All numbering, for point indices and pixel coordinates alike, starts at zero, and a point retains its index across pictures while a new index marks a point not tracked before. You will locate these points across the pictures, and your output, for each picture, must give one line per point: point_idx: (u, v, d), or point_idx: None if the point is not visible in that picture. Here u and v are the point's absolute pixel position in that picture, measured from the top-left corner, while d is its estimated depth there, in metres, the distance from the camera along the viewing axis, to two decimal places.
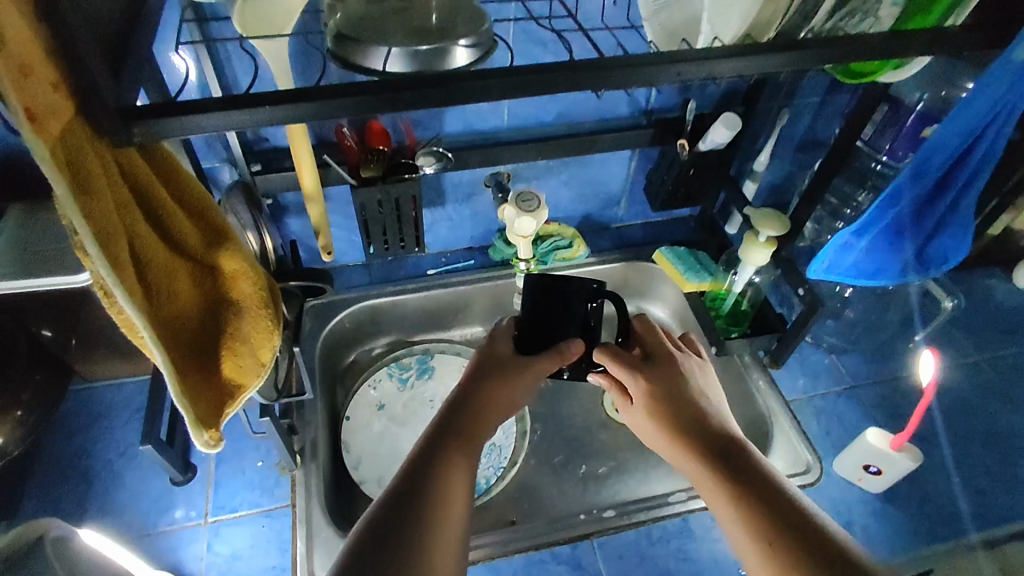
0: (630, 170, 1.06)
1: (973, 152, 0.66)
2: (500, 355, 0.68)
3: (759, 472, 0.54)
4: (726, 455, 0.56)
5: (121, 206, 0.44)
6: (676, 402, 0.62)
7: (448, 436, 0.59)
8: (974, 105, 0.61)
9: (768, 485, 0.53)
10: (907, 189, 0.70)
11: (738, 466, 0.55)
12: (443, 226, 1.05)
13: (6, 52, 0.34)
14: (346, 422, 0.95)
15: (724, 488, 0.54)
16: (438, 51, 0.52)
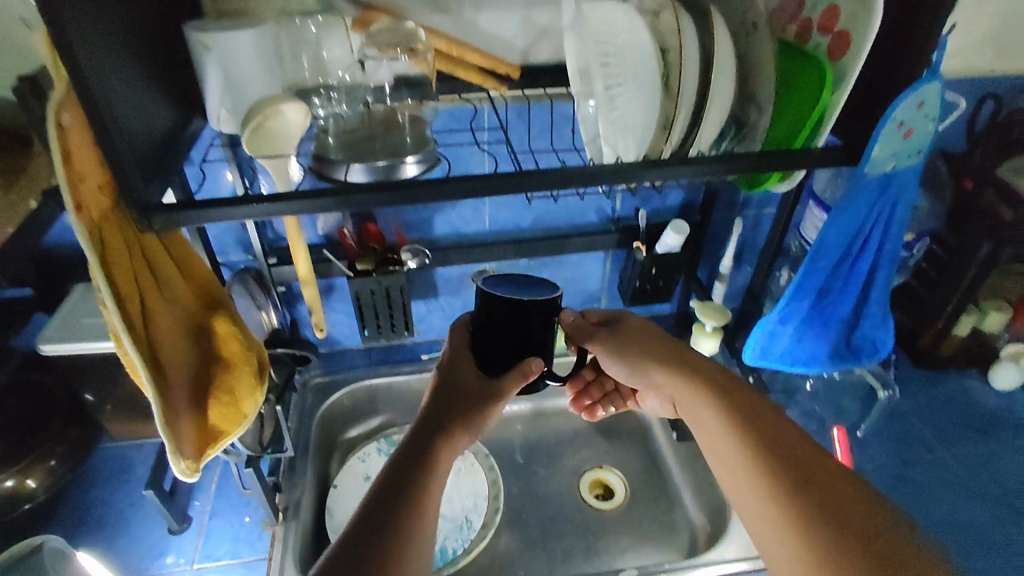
0: (605, 270, 1.18)
1: (862, 248, 0.76)
2: (464, 383, 0.68)
3: (759, 412, 0.64)
4: (731, 399, 0.65)
5: (138, 275, 0.59)
6: (670, 364, 0.71)
7: (450, 411, 0.66)
8: (848, 210, 0.72)
9: (768, 420, 0.63)
10: (812, 282, 0.79)
11: (738, 406, 0.64)
12: (437, 316, 1.18)
13: (68, 166, 0.51)
14: (333, 490, 1.04)
15: (728, 430, 0.63)
16: (392, 165, 0.68)
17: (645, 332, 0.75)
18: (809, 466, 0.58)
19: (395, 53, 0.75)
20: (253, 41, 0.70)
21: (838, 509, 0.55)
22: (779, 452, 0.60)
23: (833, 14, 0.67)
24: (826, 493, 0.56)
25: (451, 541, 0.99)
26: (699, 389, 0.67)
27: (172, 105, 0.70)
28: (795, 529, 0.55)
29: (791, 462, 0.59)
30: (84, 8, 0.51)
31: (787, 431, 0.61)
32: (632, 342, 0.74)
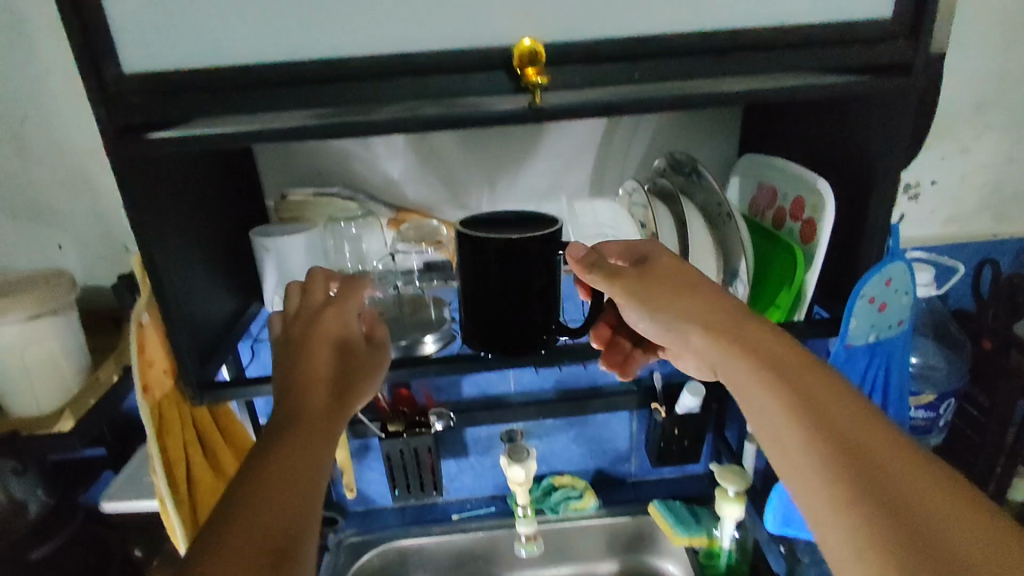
0: (632, 428, 1.20)
1: None
2: (353, 345, 0.66)
3: (817, 387, 0.54)
4: (781, 368, 0.55)
5: (188, 445, 0.68)
6: (716, 318, 0.61)
7: (348, 375, 0.64)
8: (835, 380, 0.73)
9: (830, 397, 0.53)
10: None
11: (791, 377, 0.54)
12: (468, 473, 1.21)
13: (141, 354, 0.63)
14: None
15: (776, 399, 0.54)
16: (410, 345, 0.77)
17: (683, 275, 0.64)
18: (867, 453, 0.49)
19: (423, 245, 0.90)
20: (305, 243, 0.85)
21: (901, 500, 0.46)
22: (835, 428, 0.51)
23: (800, 204, 0.76)
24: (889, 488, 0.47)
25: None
26: (747, 359, 0.57)
27: (234, 295, 0.84)
28: (855, 518, 0.46)
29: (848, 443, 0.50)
30: (172, 231, 0.67)
31: (850, 413, 0.52)
32: (670, 290, 0.64)
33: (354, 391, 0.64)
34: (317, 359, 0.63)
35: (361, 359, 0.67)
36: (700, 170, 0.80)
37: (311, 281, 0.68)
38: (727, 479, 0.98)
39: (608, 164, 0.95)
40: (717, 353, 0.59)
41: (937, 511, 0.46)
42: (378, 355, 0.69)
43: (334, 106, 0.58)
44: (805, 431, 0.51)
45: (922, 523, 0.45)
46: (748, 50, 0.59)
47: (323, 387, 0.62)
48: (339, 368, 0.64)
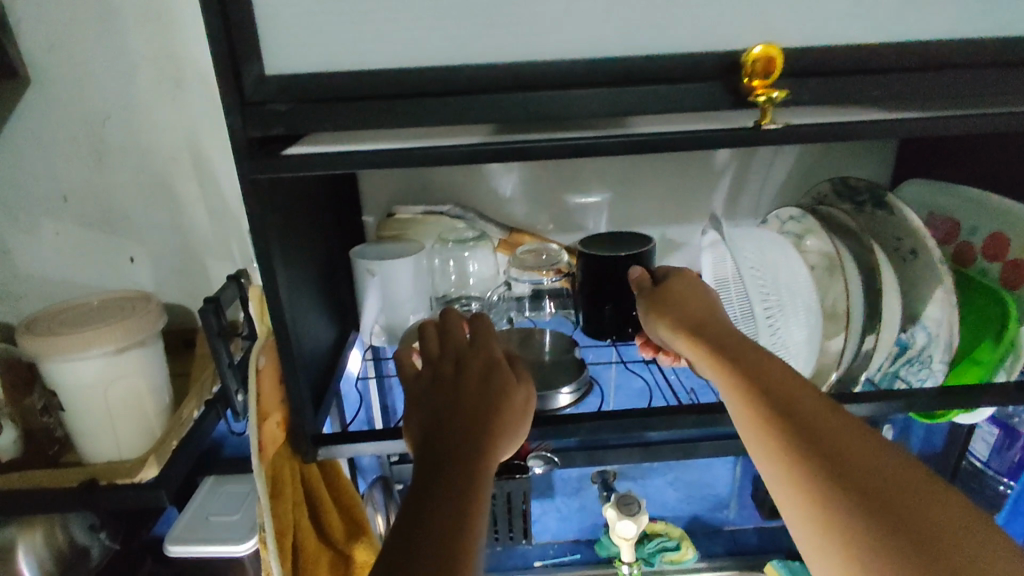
0: (735, 473, 1.09)
1: None
2: (492, 362, 0.58)
3: (774, 369, 0.52)
4: (736, 357, 0.54)
5: (296, 505, 0.59)
6: (697, 316, 0.61)
7: (490, 396, 0.55)
8: None
9: (784, 378, 0.51)
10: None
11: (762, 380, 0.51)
12: (552, 516, 1.10)
13: (257, 405, 0.53)
14: None
15: (729, 390, 0.52)
16: (542, 396, 0.67)
17: (689, 292, 0.64)
18: (819, 430, 0.47)
19: (543, 273, 0.78)
20: (412, 267, 0.75)
21: (846, 470, 0.44)
22: (784, 403, 0.49)
23: (1002, 242, 0.65)
24: (837, 455, 0.45)
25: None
26: (717, 353, 0.55)
27: (334, 326, 0.74)
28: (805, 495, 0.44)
29: (798, 417, 0.48)
30: (291, 260, 0.58)
31: (799, 387, 0.50)
32: (665, 299, 0.64)
33: (490, 422, 0.53)
34: (445, 396, 0.55)
35: (496, 389, 0.56)
36: (887, 198, 0.69)
37: (450, 325, 0.63)
38: None
39: (745, 186, 0.85)
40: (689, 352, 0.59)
41: (890, 476, 0.43)
42: (525, 396, 0.58)
43: (508, 121, 0.48)
44: (757, 415, 0.49)
45: (883, 498, 0.42)
46: (1010, 66, 0.49)
47: (442, 421, 0.53)
48: (474, 401, 0.55)
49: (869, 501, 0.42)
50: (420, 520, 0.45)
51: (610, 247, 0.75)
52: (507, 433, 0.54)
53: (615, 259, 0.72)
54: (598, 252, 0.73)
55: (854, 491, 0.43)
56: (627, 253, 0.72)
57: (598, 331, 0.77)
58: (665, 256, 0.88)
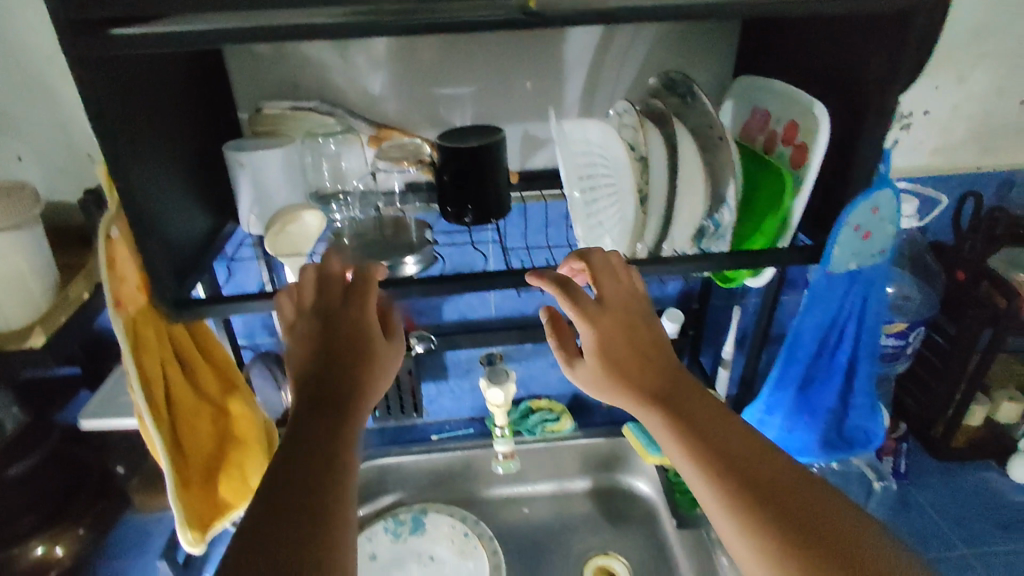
0: None
1: (858, 333, 0.77)
2: (353, 300, 0.66)
3: (711, 423, 0.60)
4: (686, 417, 0.61)
5: (166, 361, 0.68)
6: (623, 338, 0.67)
7: (345, 336, 0.64)
8: (874, 278, 0.74)
9: (722, 432, 0.59)
10: (845, 310, 0.76)
11: (704, 435, 0.58)
12: (447, 396, 1.23)
13: (112, 268, 0.61)
14: None
15: (666, 428, 0.61)
16: (392, 266, 0.76)
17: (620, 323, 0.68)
18: (761, 475, 0.55)
19: (405, 164, 0.86)
20: (282, 158, 0.81)
21: (789, 508, 0.53)
22: (714, 431, 0.59)
23: (793, 129, 0.75)
24: (760, 473, 0.55)
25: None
26: (662, 416, 0.61)
27: (208, 212, 0.81)
28: (732, 507, 0.54)
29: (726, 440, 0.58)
30: (142, 141, 0.64)
31: (745, 442, 0.58)
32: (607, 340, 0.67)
33: (357, 383, 0.61)
34: (319, 355, 0.62)
35: (364, 350, 0.63)
36: (693, 88, 0.78)
37: (323, 265, 0.69)
38: None
39: (598, 86, 0.92)
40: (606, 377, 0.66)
41: (802, 500, 0.54)
42: (392, 351, 0.66)
43: (309, 5, 0.54)
44: (713, 474, 0.56)
45: (810, 527, 0.52)
46: None
47: (317, 384, 0.60)
48: (344, 358, 0.62)
49: (811, 530, 0.51)
50: (291, 444, 0.55)
51: (463, 139, 0.82)
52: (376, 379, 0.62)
53: (465, 149, 0.80)
54: (454, 144, 0.80)
55: (793, 525, 0.52)
56: (476, 145, 0.80)
57: (456, 215, 0.85)
58: (530, 151, 0.96)
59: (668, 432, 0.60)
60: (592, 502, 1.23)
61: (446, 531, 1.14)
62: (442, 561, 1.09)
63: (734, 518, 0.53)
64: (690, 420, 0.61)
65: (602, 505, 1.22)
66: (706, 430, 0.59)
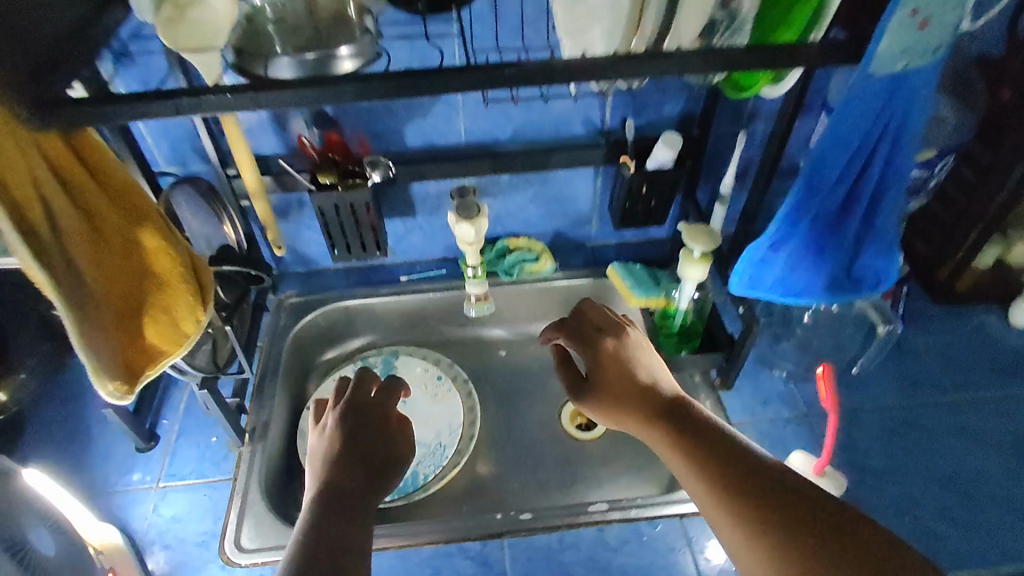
0: (596, 188, 1.10)
1: (892, 155, 0.66)
2: (383, 405, 0.75)
3: (705, 427, 0.58)
4: (682, 423, 0.59)
5: (39, 181, 0.54)
6: (628, 364, 0.68)
7: (372, 424, 0.72)
8: (924, 87, 0.61)
9: (714, 437, 0.57)
10: (882, 130, 0.63)
11: (697, 440, 0.57)
12: (417, 235, 1.12)
13: None
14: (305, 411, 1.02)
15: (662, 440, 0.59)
16: (323, 61, 0.62)
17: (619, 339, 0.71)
18: (758, 478, 0.53)
19: None
20: None
21: (793, 512, 0.50)
22: (736, 460, 0.54)
23: None
24: (794, 499, 0.50)
25: (423, 466, 0.98)
26: (649, 425, 0.61)
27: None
28: (730, 517, 0.51)
29: (747, 463, 0.54)
30: None
31: (739, 446, 0.56)
32: (600, 356, 0.70)
33: (375, 464, 0.68)
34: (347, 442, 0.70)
35: (383, 436, 0.72)
36: None
37: (363, 377, 0.77)
38: (692, 239, 0.86)
39: None
40: (609, 404, 0.66)
41: (805, 494, 0.51)
42: (402, 432, 0.73)
43: None
44: (711, 489, 0.53)
45: (813, 530, 0.48)
46: None
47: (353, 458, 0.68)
48: (366, 443, 0.70)
49: (817, 537, 0.48)
50: (316, 534, 0.57)
51: None
52: (398, 473, 0.70)
53: None
54: None
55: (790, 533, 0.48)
56: None
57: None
58: None
59: (663, 443, 0.59)
60: None
61: (420, 375, 1.08)
62: (413, 402, 1.04)
63: (740, 536, 0.50)
64: (684, 424, 0.59)
65: None
66: (701, 434, 0.57)
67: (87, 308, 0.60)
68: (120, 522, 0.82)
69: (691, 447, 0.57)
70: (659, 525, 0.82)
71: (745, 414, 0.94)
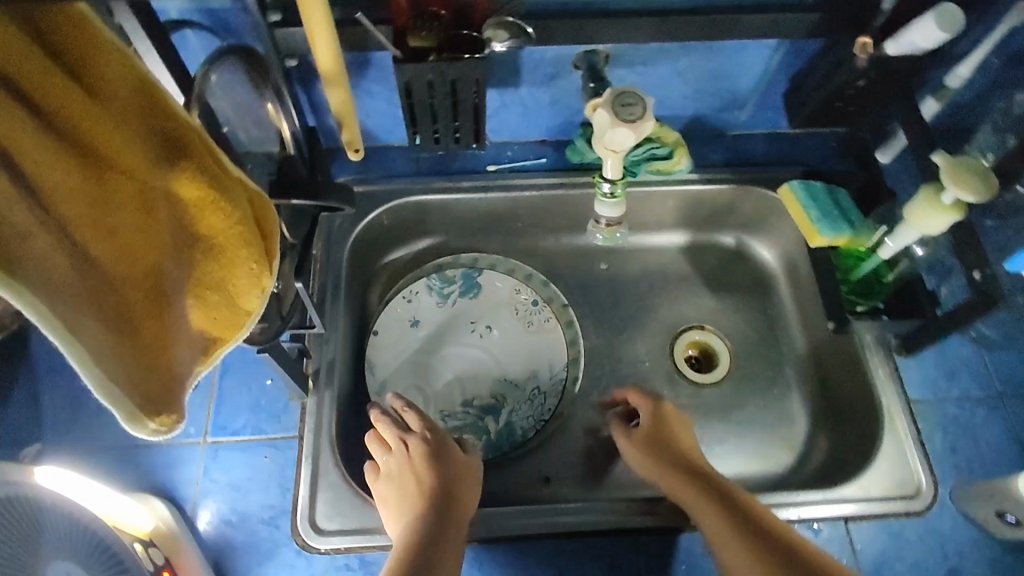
0: (771, 66, 0.78)
1: None
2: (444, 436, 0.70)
3: (775, 531, 0.61)
4: (754, 529, 0.61)
5: None
6: (680, 442, 0.74)
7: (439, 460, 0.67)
8: None
9: (791, 548, 0.59)
10: None
11: (769, 542, 0.60)
12: (514, 112, 0.82)
13: None
14: (372, 337, 0.83)
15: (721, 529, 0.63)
16: None
17: (677, 423, 0.76)
18: None
19: None
20: None
21: None
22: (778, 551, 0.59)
23: None
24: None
25: (519, 419, 0.82)
26: (717, 516, 0.64)
27: None
28: None
29: (796, 564, 0.57)
30: None
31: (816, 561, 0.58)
32: (660, 437, 0.74)
33: (457, 510, 0.64)
34: (427, 481, 0.65)
35: (460, 469, 0.68)
36: None
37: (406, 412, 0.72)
38: (955, 179, 0.61)
39: None
40: (661, 472, 0.71)
41: None
42: (472, 462, 0.69)
43: None
44: None
45: None
46: None
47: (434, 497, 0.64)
48: (446, 482, 0.66)
49: None
50: None
51: None
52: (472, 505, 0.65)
53: None
54: None
55: None
56: None
57: None
58: None
59: (729, 533, 0.62)
60: (691, 261, 0.93)
61: (507, 299, 0.88)
62: (502, 334, 0.86)
63: None
64: (754, 519, 0.63)
65: (703, 265, 0.93)
66: (775, 539, 0.60)
67: (102, 309, 0.37)
68: (166, 487, 0.67)
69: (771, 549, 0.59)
70: (822, 530, 0.71)
71: (926, 392, 0.77)
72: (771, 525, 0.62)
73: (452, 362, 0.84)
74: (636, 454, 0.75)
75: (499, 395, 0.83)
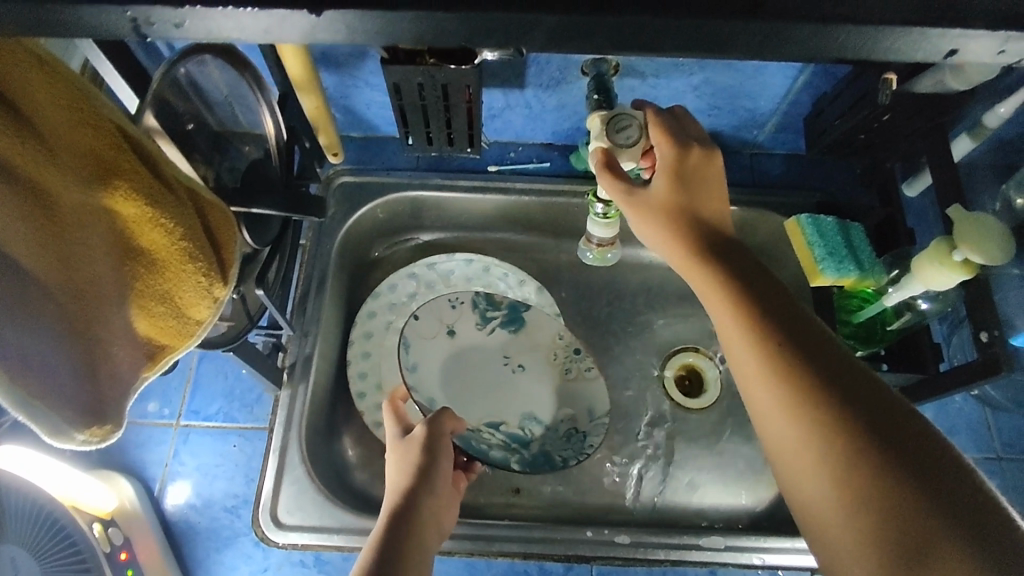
0: (794, 89, 0.73)
1: None
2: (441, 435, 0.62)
3: (801, 325, 0.47)
4: (769, 320, 0.47)
5: None
6: (710, 195, 0.55)
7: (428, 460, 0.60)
8: None
9: (818, 347, 0.46)
10: None
11: (791, 335, 0.46)
12: (519, 113, 0.79)
13: None
14: (411, 319, 0.82)
15: (732, 309, 0.49)
16: None
17: (712, 171, 0.56)
18: (862, 412, 0.42)
19: None
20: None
21: (886, 473, 0.40)
22: (847, 400, 0.43)
23: None
24: (883, 433, 0.41)
25: (557, 448, 0.80)
26: (725, 297, 0.49)
27: None
28: (816, 447, 0.42)
29: (822, 363, 0.45)
30: None
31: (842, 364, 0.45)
32: (667, 201, 0.54)
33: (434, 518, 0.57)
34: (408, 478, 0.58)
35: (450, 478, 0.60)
36: None
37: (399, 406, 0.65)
38: (966, 240, 0.58)
39: None
40: (670, 240, 0.54)
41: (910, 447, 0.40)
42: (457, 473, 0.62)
43: None
44: (804, 419, 0.43)
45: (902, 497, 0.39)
46: None
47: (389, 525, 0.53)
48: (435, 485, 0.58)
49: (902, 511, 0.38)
50: None
51: None
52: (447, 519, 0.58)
53: None
54: None
55: (875, 492, 0.39)
56: None
57: None
58: None
59: (734, 324, 0.48)
60: None
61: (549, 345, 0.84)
62: (535, 376, 0.83)
63: (827, 474, 0.41)
64: (777, 309, 0.48)
65: None
66: (802, 336, 0.46)
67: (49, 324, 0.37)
68: (136, 466, 0.69)
69: (790, 347, 0.46)
70: None
71: None
72: (797, 318, 0.48)
73: (481, 391, 0.81)
74: (647, 222, 0.55)
75: (527, 429, 0.81)
